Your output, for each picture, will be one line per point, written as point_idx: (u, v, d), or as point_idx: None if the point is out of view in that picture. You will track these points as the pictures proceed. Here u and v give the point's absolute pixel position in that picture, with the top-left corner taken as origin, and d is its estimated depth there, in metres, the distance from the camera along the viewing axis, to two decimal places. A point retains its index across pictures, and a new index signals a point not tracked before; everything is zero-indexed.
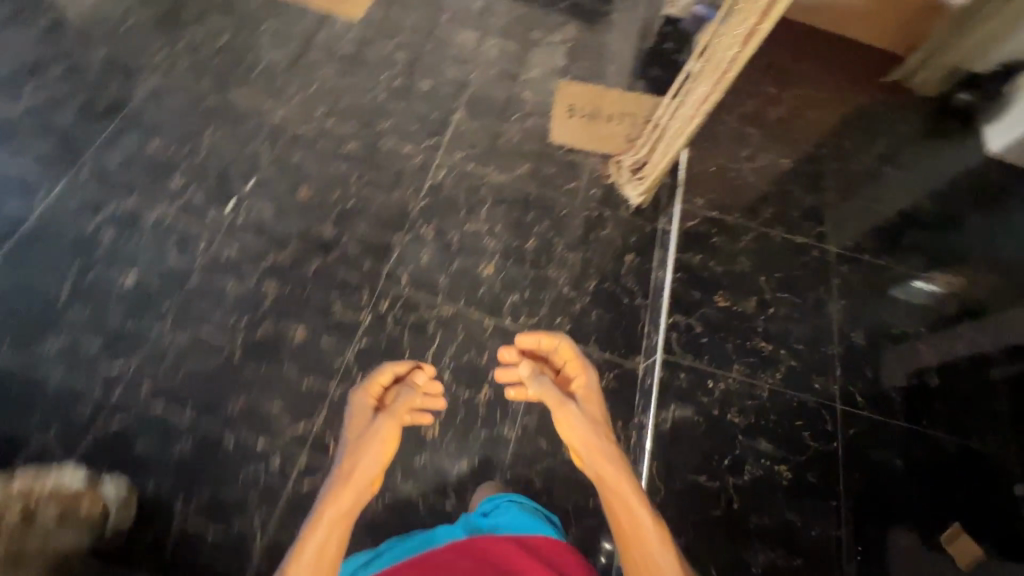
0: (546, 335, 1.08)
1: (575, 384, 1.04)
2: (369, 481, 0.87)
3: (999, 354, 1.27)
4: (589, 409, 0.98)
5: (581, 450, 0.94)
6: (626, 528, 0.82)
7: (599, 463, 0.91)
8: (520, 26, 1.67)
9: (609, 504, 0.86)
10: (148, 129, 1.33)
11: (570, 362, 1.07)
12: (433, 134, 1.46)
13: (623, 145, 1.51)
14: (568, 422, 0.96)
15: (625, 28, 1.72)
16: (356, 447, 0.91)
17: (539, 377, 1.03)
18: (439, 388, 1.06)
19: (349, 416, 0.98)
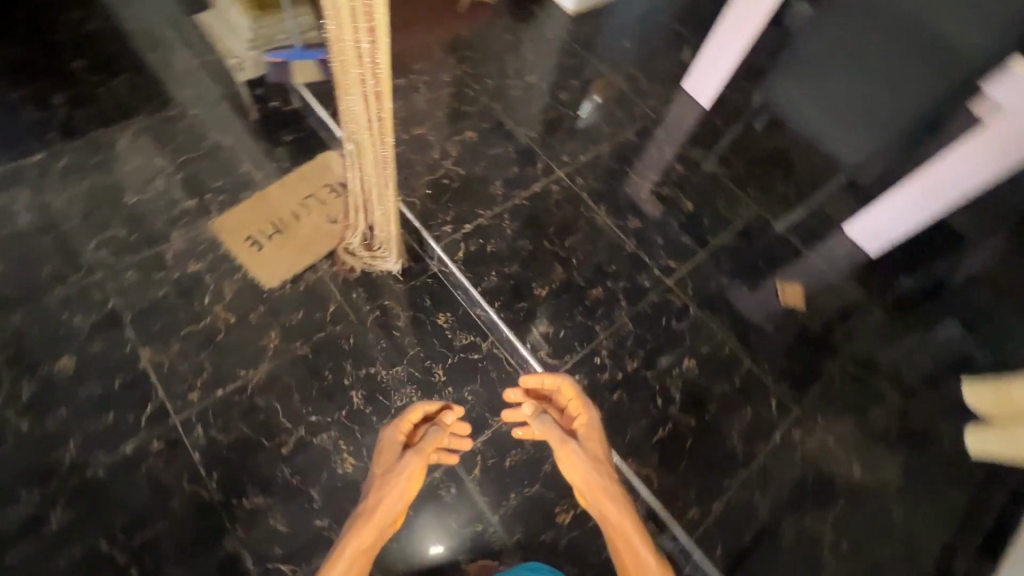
0: (549, 375, 1.08)
1: (575, 421, 1.05)
2: (390, 517, 0.94)
3: (701, 148, 1.54)
4: (590, 447, 1.00)
5: (586, 488, 0.96)
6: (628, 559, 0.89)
7: (605, 500, 0.94)
8: (105, 208, 1.27)
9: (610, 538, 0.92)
10: None
11: (572, 401, 1.07)
12: (139, 402, 1.07)
13: (334, 229, 1.32)
14: (569, 461, 0.97)
15: (214, 120, 1.43)
16: (383, 480, 0.96)
17: (542, 419, 1.04)
18: (467, 427, 1.08)
19: (377, 451, 1.02)
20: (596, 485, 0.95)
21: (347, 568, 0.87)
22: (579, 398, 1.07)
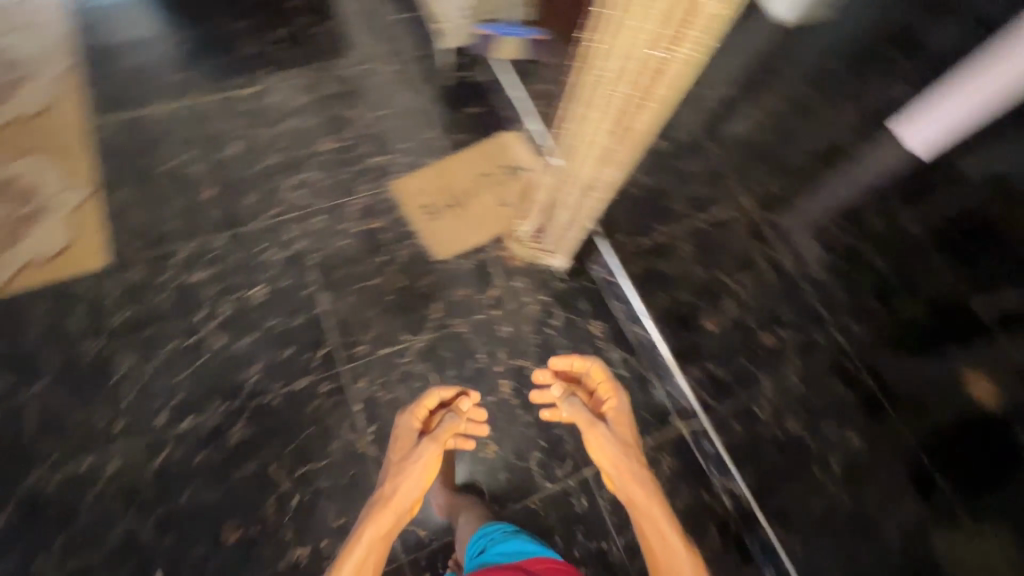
0: (576, 356, 1.08)
1: (605, 403, 1.03)
2: (404, 508, 0.91)
3: (909, 200, 1.38)
4: (621, 432, 0.97)
5: (615, 472, 0.94)
6: (658, 550, 0.84)
7: (633, 485, 0.92)
8: (303, 150, 1.34)
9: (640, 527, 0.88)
10: None
11: (601, 383, 1.05)
12: (315, 344, 1.15)
13: (506, 214, 1.32)
14: (596, 444, 0.95)
15: (407, 81, 1.45)
16: (399, 469, 0.93)
17: (571, 402, 1.02)
18: (481, 413, 1.06)
19: (392, 439, 0.99)
20: (623, 470, 0.92)
21: (365, 556, 0.84)
22: (608, 379, 1.05)
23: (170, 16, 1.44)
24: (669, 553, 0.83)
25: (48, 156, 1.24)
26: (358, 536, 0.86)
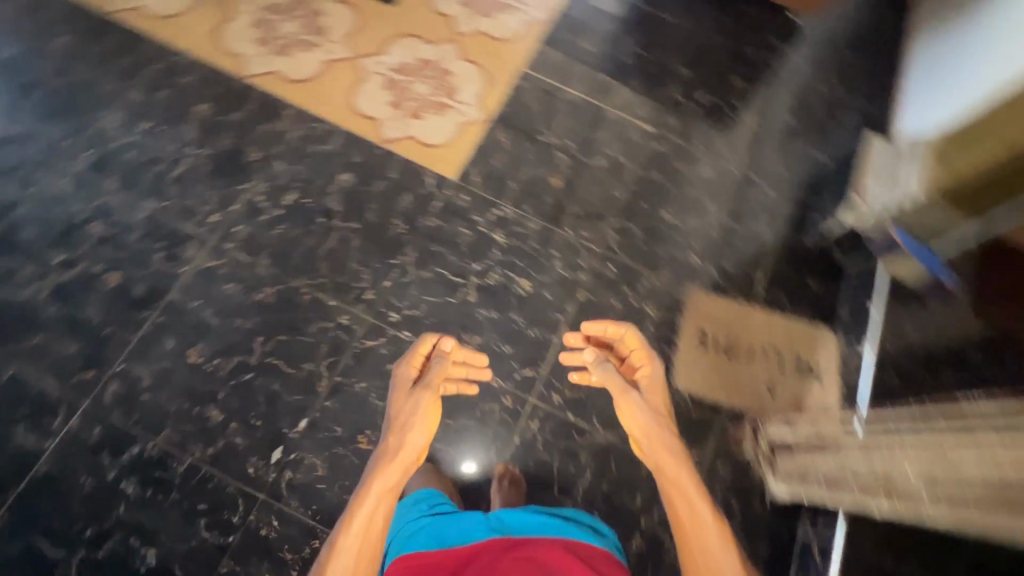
0: (612, 324, 1.14)
1: (638, 370, 1.09)
2: (409, 461, 0.93)
3: None
4: (653, 400, 1.03)
5: (647, 443, 0.98)
6: (684, 513, 0.89)
7: (661, 456, 0.96)
8: (647, 203, 1.35)
9: (670, 495, 0.92)
10: (190, 332, 1.12)
11: (635, 352, 1.11)
12: (528, 361, 1.19)
13: (766, 399, 1.20)
14: (629, 411, 1.02)
15: (775, 214, 1.37)
16: (402, 422, 0.98)
17: (604, 367, 1.08)
18: (483, 359, 1.13)
19: (392, 390, 1.04)
20: (653, 437, 0.98)
21: (378, 505, 0.87)
22: (641, 347, 1.11)
23: (636, 31, 1.55)
24: (699, 517, 0.87)
25: (481, 74, 1.42)
26: (363, 493, 0.88)
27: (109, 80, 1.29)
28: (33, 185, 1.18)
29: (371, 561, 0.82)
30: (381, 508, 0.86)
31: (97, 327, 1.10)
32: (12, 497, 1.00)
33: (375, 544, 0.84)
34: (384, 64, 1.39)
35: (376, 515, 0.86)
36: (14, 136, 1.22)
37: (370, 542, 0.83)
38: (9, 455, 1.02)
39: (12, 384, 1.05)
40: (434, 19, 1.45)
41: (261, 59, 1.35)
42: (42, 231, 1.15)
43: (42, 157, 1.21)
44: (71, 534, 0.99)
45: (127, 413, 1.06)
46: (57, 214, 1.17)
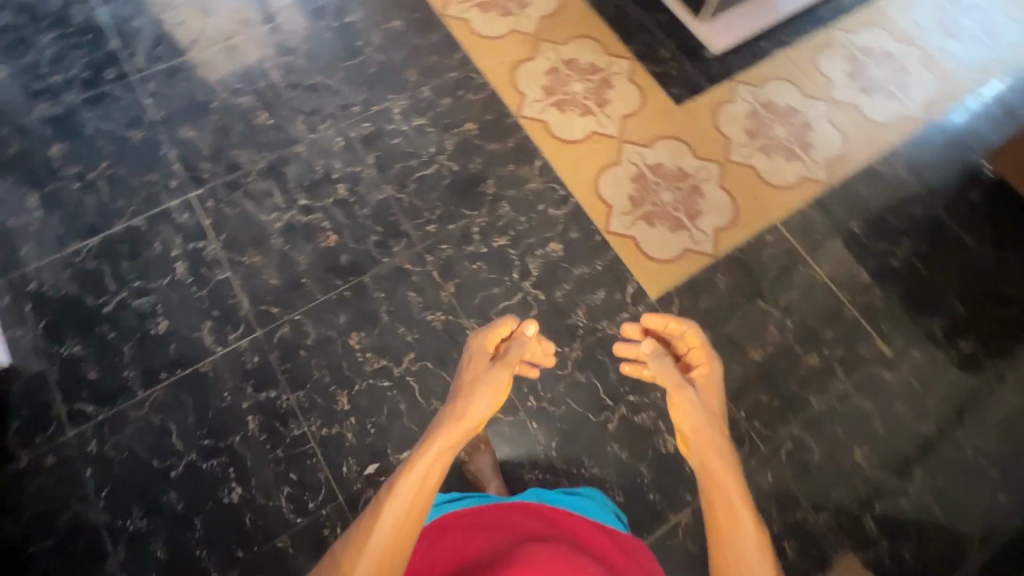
0: (672, 318, 0.91)
1: (694, 370, 0.85)
2: (471, 425, 0.80)
3: None
4: (710, 400, 0.78)
5: (694, 438, 0.74)
6: (722, 517, 0.63)
7: (709, 452, 0.71)
8: (841, 429, 1.18)
9: (708, 496, 0.66)
10: (361, 317, 1.19)
11: (696, 350, 0.87)
12: (635, 522, 1.09)
13: None
14: (679, 406, 0.78)
15: (986, 527, 1.12)
16: (469, 387, 0.86)
17: (660, 358, 0.85)
18: (550, 348, 1.03)
19: (465, 357, 0.92)
20: (701, 432, 0.73)
21: (434, 462, 0.71)
22: (704, 345, 0.87)
23: (921, 237, 1.35)
24: (739, 526, 0.62)
25: (731, 209, 1.34)
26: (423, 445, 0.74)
27: (412, 72, 1.42)
28: (316, 133, 1.34)
29: (418, 517, 0.66)
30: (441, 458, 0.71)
31: (300, 275, 1.21)
32: (170, 377, 1.12)
33: (426, 501, 0.68)
34: (643, 158, 1.37)
35: (433, 469, 0.70)
36: (323, 87, 1.39)
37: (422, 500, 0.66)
38: (187, 342, 1.14)
39: (220, 286, 1.19)
40: (711, 137, 1.41)
41: (539, 105, 1.41)
42: (303, 174, 1.30)
43: (335, 113, 1.37)
44: (192, 434, 1.08)
45: (282, 360, 1.14)
46: (321, 166, 1.31)
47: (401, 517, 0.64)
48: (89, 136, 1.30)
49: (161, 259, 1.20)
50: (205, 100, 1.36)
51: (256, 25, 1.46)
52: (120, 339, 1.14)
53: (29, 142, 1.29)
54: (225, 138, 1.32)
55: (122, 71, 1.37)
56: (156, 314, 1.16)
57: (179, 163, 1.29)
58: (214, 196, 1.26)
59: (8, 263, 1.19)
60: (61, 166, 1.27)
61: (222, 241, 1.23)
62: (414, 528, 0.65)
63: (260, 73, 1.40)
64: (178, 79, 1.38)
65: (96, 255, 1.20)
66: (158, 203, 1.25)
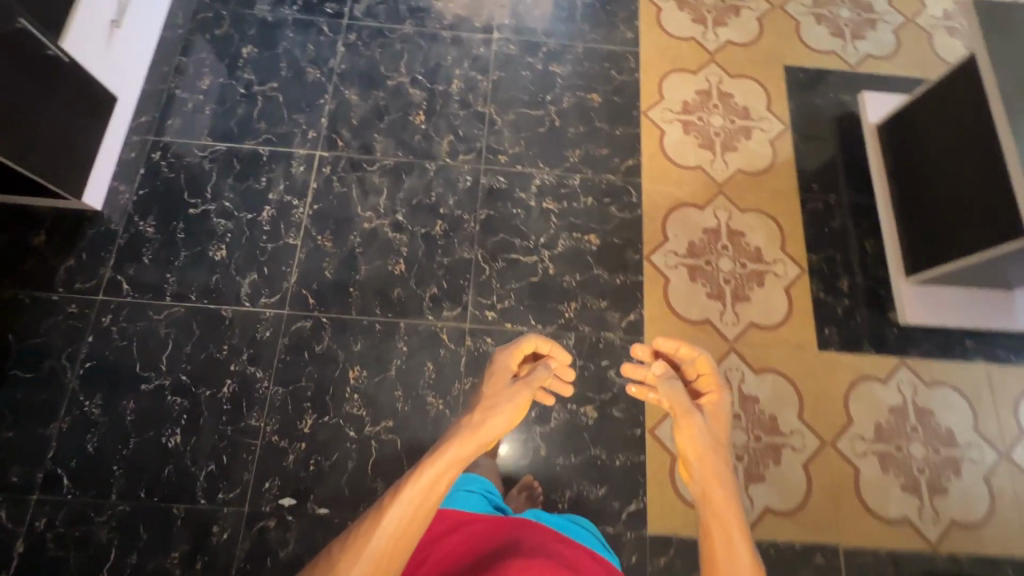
0: (684, 342, 0.90)
1: (702, 397, 0.87)
2: (484, 439, 0.81)
3: None
4: (714, 428, 0.82)
5: (698, 470, 0.76)
6: (720, 550, 0.67)
7: (710, 484, 0.74)
8: None
9: (707, 529, 0.70)
10: (374, 356, 1.14)
11: (705, 377, 0.89)
12: None
13: None
14: (685, 431, 0.80)
15: None
16: (487, 402, 0.87)
17: (670, 381, 0.85)
18: (568, 367, 0.96)
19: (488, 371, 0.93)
20: (707, 463, 0.76)
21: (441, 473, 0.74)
22: (714, 373, 0.88)
23: None
24: (734, 554, 0.66)
25: (797, 497, 1.11)
26: (436, 449, 0.77)
27: (575, 152, 1.32)
28: (453, 160, 1.29)
29: (417, 528, 0.69)
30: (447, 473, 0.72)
31: (351, 282, 1.19)
32: (196, 302, 1.15)
33: (426, 511, 0.71)
34: (741, 381, 1.17)
35: (438, 481, 0.72)
36: (488, 120, 1.33)
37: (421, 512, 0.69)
38: (228, 281, 1.17)
39: (284, 249, 1.20)
40: (831, 406, 1.17)
41: (672, 259, 1.25)
42: (416, 191, 1.26)
43: (481, 151, 1.31)
44: (179, 363, 1.11)
45: (286, 349, 1.14)
46: (436, 193, 1.27)
47: (401, 525, 0.68)
48: (278, 54, 1.36)
49: (258, 195, 1.24)
50: (385, 74, 1.36)
51: (471, 30, 1.42)
52: (184, 243, 1.19)
53: (233, 32, 1.37)
54: (377, 118, 1.32)
55: (340, 11, 1.41)
56: (222, 241, 1.20)
57: (327, 118, 1.31)
58: (334, 165, 1.27)
59: (155, 126, 1.28)
60: (242, 66, 1.34)
61: (313, 210, 1.24)
62: (412, 539, 0.68)
63: (445, 75, 1.37)
64: (376, 42, 1.39)
65: (215, 160, 1.26)
66: (289, 144, 1.28)
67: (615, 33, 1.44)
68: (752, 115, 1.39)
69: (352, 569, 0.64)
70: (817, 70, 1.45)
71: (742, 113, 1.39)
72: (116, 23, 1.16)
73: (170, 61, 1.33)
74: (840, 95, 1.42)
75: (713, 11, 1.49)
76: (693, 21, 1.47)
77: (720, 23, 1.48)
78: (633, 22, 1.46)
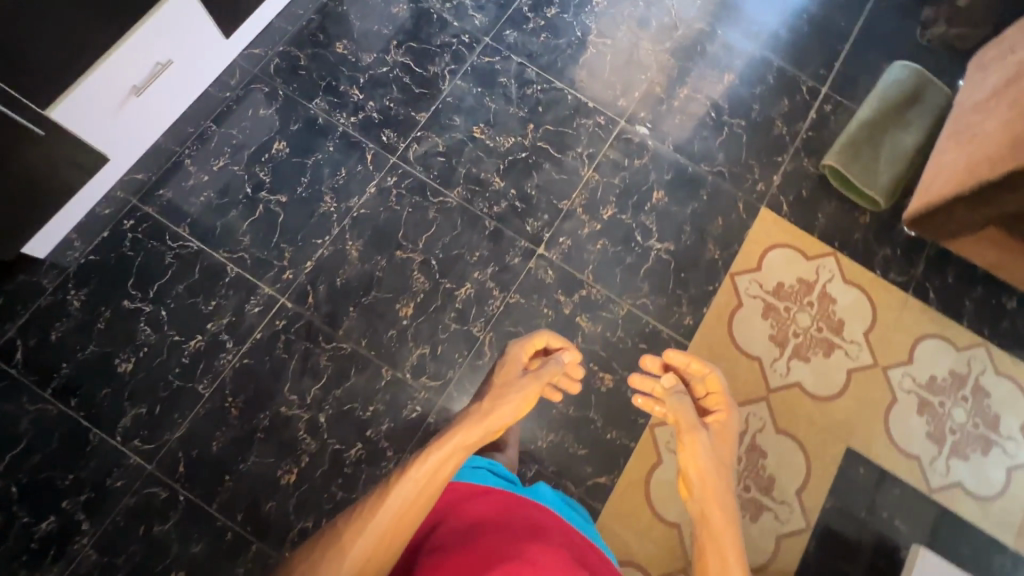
0: (696, 359, 0.95)
1: (711, 414, 0.92)
2: (490, 429, 0.81)
3: None
4: (719, 447, 0.87)
5: (697, 486, 0.81)
6: (714, 566, 0.72)
7: (709, 502, 0.79)
8: None
9: (701, 542, 0.75)
10: (206, 567, 0.99)
11: (714, 396, 0.93)
12: None
13: None
14: (691, 448, 0.84)
15: None
16: (498, 392, 0.87)
17: (679, 397, 0.90)
18: (579, 370, 1.00)
19: (499, 365, 0.94)
20: (710, 481, 0.81)
21: (447, 457, 0.74)
22: (723, 392, 0.93)
23: None
24: None
25: None
26: (441, 434, 0.78)
27: (549, 437, 1.10)
28: (412, 378, 1.10)
29: (421, 506, 0.69)
30: (450, 456, 0.73)
31: (230, 469, 1.03)
32: (72, 409, 1.03)
33: (432, 494, 0.71)
34: None
35: (445, 465, 0.74)
36: (476, 350, 1.13)
37: (429, 492, 0.70)
38: (115, 402, 1.04)
39: (188, 393, 1.06)
40: None
41: None
42: (354, 396, 1.09)
43: (449, 382, 1.11)
44: (16, 471, 1.00)
45: (127, 510, 1.00)
46: (373, 409, 1.08)
47: (408, 502, 0.68)
48: (307, 164, 1.20)
49: (198, 318, 1.10)
50: (401, 240, 1.17)
51: (519, 230, 1.21)
52: (97, 335, 1.07)
53: (276, 116, 1.22)
54: (363, 289, 1.14)
55: (396, 144, 1.23)
56: (135, 352, 1.07)
57: (313, 264, 1.14)
58: (290, 323, 1.11)
59: (145, 189, 1.16)
60: (263, 162, 1.19)
61: (241, 363, 1.08)
62: (415, 516, 0.68)
63: (460, 272, 1.17)
64: (412, 198, 1.20)
65: (179, 257, 1.12)
66: (260, 275, 1.13)
67: (672, 312, 1.19)
68: (774, 492, 1.11)
69: (354, 543, 0.63)
70: (882, 473, 1.14)
71: (764, 482, 1.12)
72: (137, 89, 1.03)
73: (197, 125, 1.20)
74: (893, 519, 1.12)
75: (801, 335, 1.21)
76: (769, 338, 1.20)
77: (800, 355, 1.19)
78: (699, 307, 1.20)
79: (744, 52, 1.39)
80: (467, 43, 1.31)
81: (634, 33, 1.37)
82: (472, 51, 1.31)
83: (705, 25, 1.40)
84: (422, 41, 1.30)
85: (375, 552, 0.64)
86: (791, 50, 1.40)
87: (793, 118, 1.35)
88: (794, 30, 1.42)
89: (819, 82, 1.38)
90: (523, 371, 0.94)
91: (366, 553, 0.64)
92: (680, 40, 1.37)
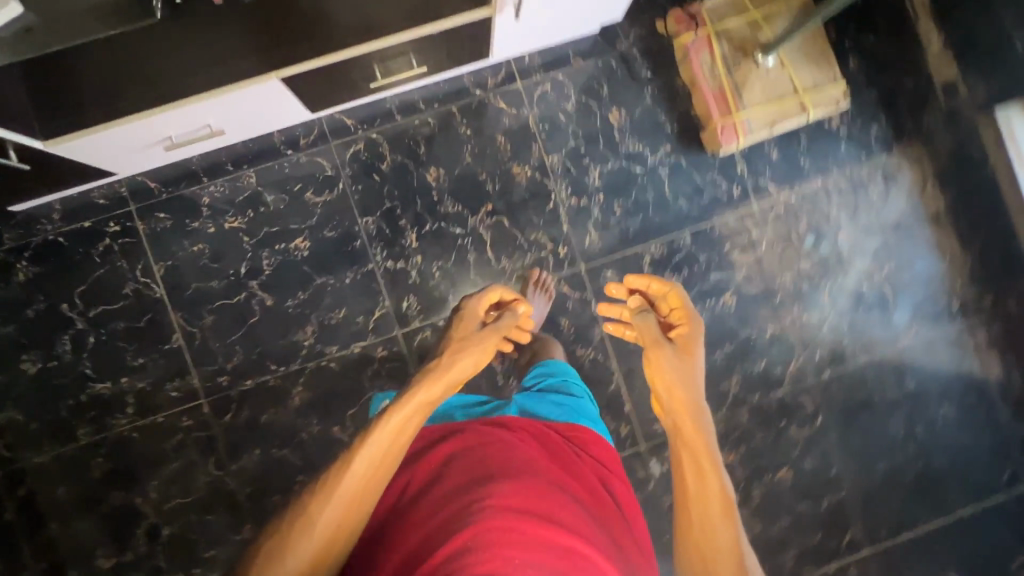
0: (656, 279, 0.83)
1: (674, 329, 0.80)
2: (452, 382, 0.70)
3: None
4: (686, 356, 0.74)
5: (667, 402, 0.70)
6: (692, 489, 0.62)
7: (683, 414, 0.67)
8: None
9: (681, 462, 0.64)
10: None
11: (677, 310, 0.80)
12: None
13: None
14: (659, 363, 0.72)
15: None
16: (455, 345, 0.75)
17: (643, 314, 0.78)
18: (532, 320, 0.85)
19: (453, 318, 0.82)
20: (685, 397, 0.69)
21: (409, 415, 0.64)
22: (687, 306, 0.80)
23: None
24: (707, 485, 0.61)
25: None
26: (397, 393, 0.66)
27: None
28: None
29: (388, 470, 0.60)
30: (408, 414, 0.63)
31: (59, 520, 1.01)
32: None
33: (398, 452, 0.61)
34: None
35: (406, 424, 0.63)
36: None
37: (394, 453, 0.60)
38: (4, 393, 1.00)
39: (67, 428, 1.01)
40: None
41: None
42: (204, 530, 1.03)
43: None
44: None
45: None
46: (212, 554, 1.02)
47: (371, 469, 0.59)
48: (314, 282, 1.05)
49: (118, 364, 1.02)
50: (345, 417, 1.05)
51: None
52: (22, 321, 1.00)
53: (319, 210, 1.05)
54: (278, 441, 1.04)
55: (410, 318, 1.06)
56: (44, 359, 1.01)
57: (251, 385, 1.04)
58: (196, 425, 1.03)
59: (148, 202, 1.02)
60: (273, 251, 1.04)
61: (129, 433, 1.02)
62: (386, 472, 0.59)
63: None
64: (385, 384, 1.06)
65: (137, 295, 1.02)
66: (199, 362, 1.03)
67: None
68: None
69: (319, 515, 0.55)
70: None
71: None
72: (173, 141, 0.87)
73: (238, 165, 1.04)
74: None
75: None
76: None
77: None
78: None
79: (823, 456, 1.14)
80: (559, 257, 1.09)
81: (732, 360, 1.12)
82: (557, 269, 1.09)
83: (813, 401, 1.14)
84: (516, 224, 1.08)
85: (340, 529, 0.56)
86: (872, 489, 1.15)
87: (810, 558, 1.13)
88: (894, 469, 1.15)
89: (869, 542, 1.14)
90: (482, 324, 0.82)
91: (333, 527, 0.56)
92: (771, 399, 1.13)
